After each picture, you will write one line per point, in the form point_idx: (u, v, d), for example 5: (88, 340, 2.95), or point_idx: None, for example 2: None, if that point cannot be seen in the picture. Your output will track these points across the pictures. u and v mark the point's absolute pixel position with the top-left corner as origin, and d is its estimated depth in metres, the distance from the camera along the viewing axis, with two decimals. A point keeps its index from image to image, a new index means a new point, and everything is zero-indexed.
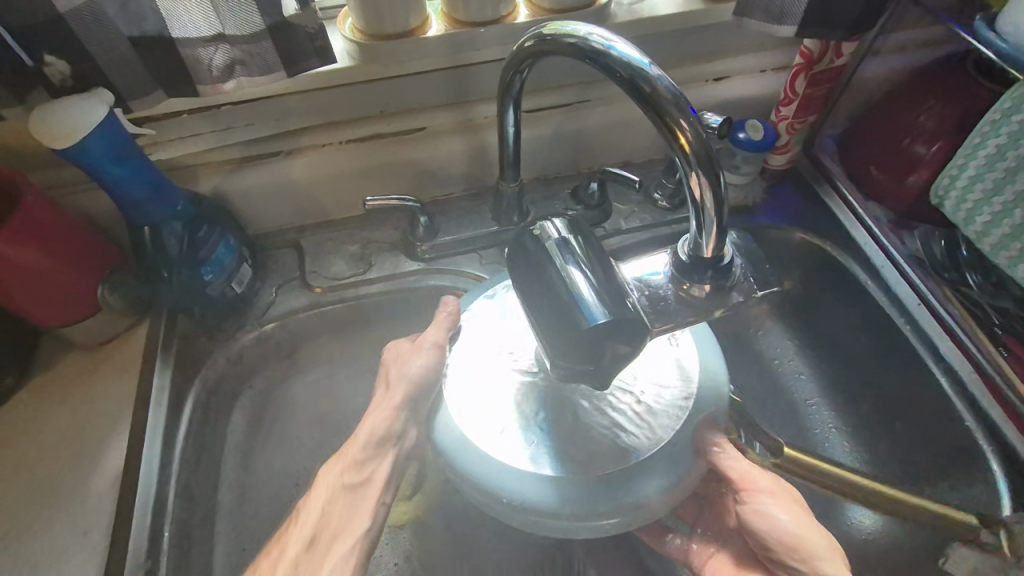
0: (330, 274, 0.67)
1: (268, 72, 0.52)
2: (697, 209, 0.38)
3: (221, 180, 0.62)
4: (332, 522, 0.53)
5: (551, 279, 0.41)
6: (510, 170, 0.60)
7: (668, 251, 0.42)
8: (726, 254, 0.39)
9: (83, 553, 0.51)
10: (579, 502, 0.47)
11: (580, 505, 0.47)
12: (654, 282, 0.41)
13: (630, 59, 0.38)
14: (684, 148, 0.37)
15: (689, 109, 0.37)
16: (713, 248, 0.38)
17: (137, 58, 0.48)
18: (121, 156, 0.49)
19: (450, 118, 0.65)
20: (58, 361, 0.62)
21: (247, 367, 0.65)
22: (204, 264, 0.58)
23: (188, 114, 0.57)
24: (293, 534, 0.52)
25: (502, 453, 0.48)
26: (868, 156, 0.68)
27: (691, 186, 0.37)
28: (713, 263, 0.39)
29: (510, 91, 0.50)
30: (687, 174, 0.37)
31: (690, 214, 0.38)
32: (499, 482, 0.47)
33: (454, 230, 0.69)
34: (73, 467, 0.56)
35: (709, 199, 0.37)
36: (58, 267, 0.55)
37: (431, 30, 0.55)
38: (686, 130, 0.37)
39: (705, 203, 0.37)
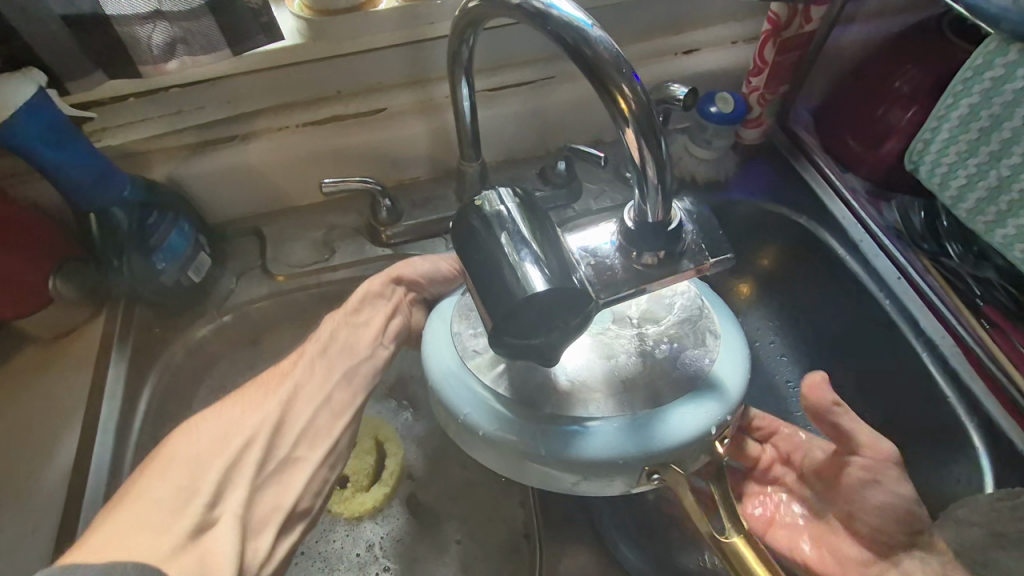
0: (292, 261, 0.66)
1: (212, 51, 0.51)
2: (640, 177, 0.36)
3: (175, 167, 0.60)
4: (333, 344, 0.53)
5: (500, 269, 0.37)
6: (470, 149, 0.58)
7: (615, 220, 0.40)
8: (672, 219, 0.37)
9: (32, 548, 0.50)
10: (548, 447, 0.41)
11: (549, 449, 0.41)
12: (600, 252, 0.39)
13: (571, 19, 0.34)
14: (625, 113, 0.34)
15: (631, 74, 0.34)
16: (659, 213, 0.36)
17: (71, 37, 0.47)
18: (58, 138, 0.47)
19: (410, 98, 0.63)
20: (13, 356, 0.60)
21: (208, 358, 0.64)
22: (156, 252, 0.56)
23: (135, 97, 0.56)
24: (296, 363, 0.52)
25: (473, 410, 0.43)
26: (845, 126, 0.66)
27: (633, 156, 0.35)
28: (659, 228, 0.37)
29: (459, 63, 0.48)
30: (628, 146, 0.34)
31: (633, 181, 0.36)
32: (470, 408, 0.43)
33: (418, 214, 0.67)
34: (24, 462, 0.54)
35: (652, 169, 0.35)
36: (6, 257, 0.54)
37: (382, 4, 0.54)
38: (626, 94, 0.33)
39: (647, 169, 0.35)
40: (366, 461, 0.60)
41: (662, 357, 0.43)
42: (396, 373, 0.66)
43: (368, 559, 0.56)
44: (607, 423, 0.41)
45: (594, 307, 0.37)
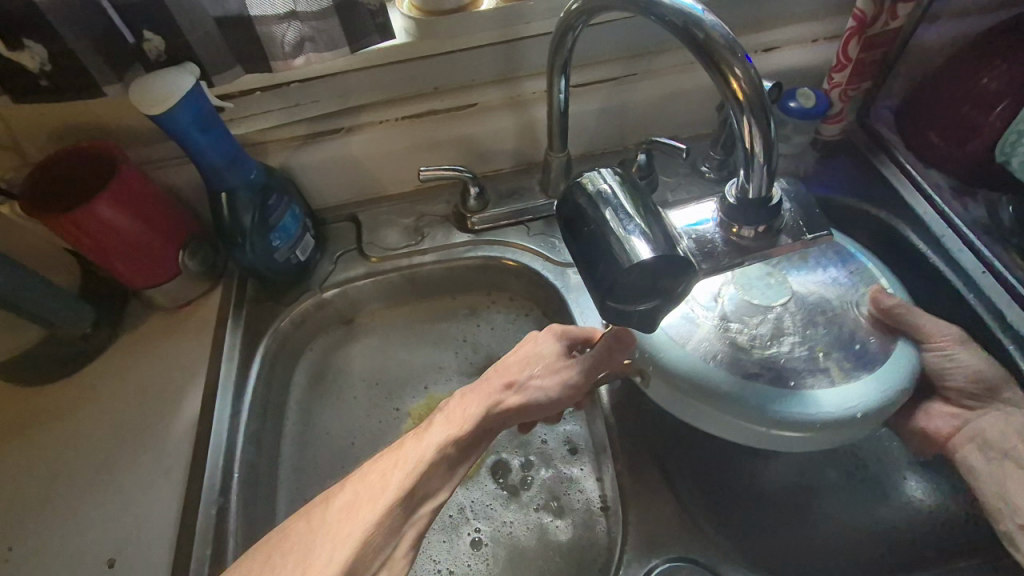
0: (385, 244, 0.71)
1: (334, 49, 0.57)
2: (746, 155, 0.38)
3: (289, 155, 0.67)
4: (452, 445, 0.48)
5: (606, 238, 0.40)
6: (558, 139, 0.62)
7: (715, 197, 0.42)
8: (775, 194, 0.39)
9: (165, 489, 0.56)
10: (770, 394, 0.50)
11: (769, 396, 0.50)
12: (702, 227, 0.41)
13: (684, 8, 0.37)
14: (738, 96, 0.36)
15: (743, 56, 0.36)
16: (762, 187, 0.38)
17: (221, 35, 0.53)
18: (204, 124, 0.54)
19: (499, 94, 0.67)
20: (144, 322, 0.67)
21: (309, 330, 0.70)
22: (273, 231, 0.63)
23: (259, 91, 0.61)
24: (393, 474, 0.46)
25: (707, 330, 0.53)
26: (932, 123, 0.66)
27: (742, 134, 0.37)
28: (761, 202, 0.38)
29: (561, 58, 0.52)
30: (741, 125, 0.36)
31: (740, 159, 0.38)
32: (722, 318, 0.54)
33: (503, 203, 0.71)
34: (156, 414, 0.61)
35: (760, 144, 0.36)
36: (146, 232, 0.61)
37: (484, 5, 0.59)
38: (739, 76, 0.35)
39: (755, 152, 0.37)
40: None
41: (789, 357, 0.51)
42: (482, 354, 0.72)
43: (459, 520, 0.61)
44: (820, 389, 0.50)
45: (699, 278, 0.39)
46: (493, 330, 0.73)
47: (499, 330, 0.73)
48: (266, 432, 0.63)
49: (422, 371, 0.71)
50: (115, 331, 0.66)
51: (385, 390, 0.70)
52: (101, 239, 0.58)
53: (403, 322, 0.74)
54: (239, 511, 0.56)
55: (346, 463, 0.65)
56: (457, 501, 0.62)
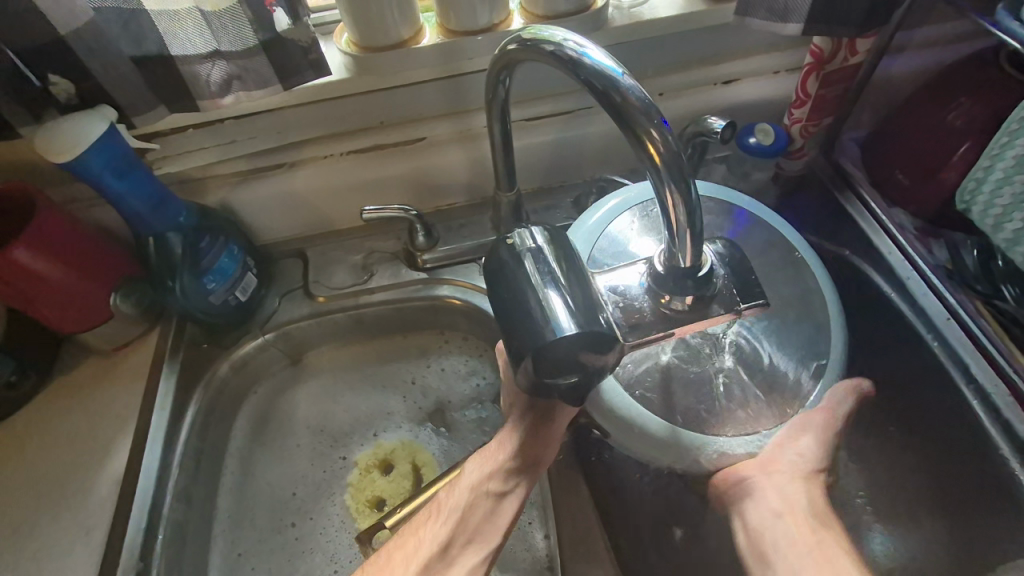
0: (332, 283, 0.68)
1: (264, 86, 0.53)
2: (671, 223, 0.38)
3: (228, 192, 0.64)
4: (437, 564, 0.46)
5: (526, 299, 0.39)
6: (506, 179, 0.59)
7: (644, 262, 0.43)
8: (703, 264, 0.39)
9: (84, 551, 0.53)
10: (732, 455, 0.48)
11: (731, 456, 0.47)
12: (630, 294, 0.42)
13: (602, 68, 0.35)
14: (656, 160, 0.35)
15: (661, 121, 0.35)
16: (688, 257, 0.38)
17: (140, 76, 0.50)
18: (121, 169, 0.51)
19: (449, 128, 0.65)
20: (74, 366, 0.64)
21: (251, 373, 0.67)
22: (206, 273, 0.60)
23: (193, 129, 0.59)
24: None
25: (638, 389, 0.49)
26: (894, 160, 0.64)
27: (664, 201, 0.37)
28: (689, 273, 0.39)
29: (498, 101, 0.49)
30: (661, 191, 0.36)
31: (664, 227, 0.38)
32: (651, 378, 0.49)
33: (456, 240, 0.69)
34: (80, 468, 0.58)
35: (682, 210, 0.36)
36: (72, 276, 0.58)
37: (424, 41, 0.55)
38: (657, 141, 0.35)
39: (678, 216, 0.37)
40: (402, 485, 0.64)
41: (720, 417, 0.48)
42: (433, 399, 0.69)
43: None
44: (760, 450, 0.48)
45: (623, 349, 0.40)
46: (444, 372, 0.70)
47: (452, 371, 0.70)
48: (198, 485, 0.60)
49: (371, 416, 0.68)
50: (42, 376, 0.63)
51: (331, 436, 0.67)
52: (20, 285, 0.55)
53: (353, 362, 0.71)
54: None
55: (285, 516, 0.63)
56: None
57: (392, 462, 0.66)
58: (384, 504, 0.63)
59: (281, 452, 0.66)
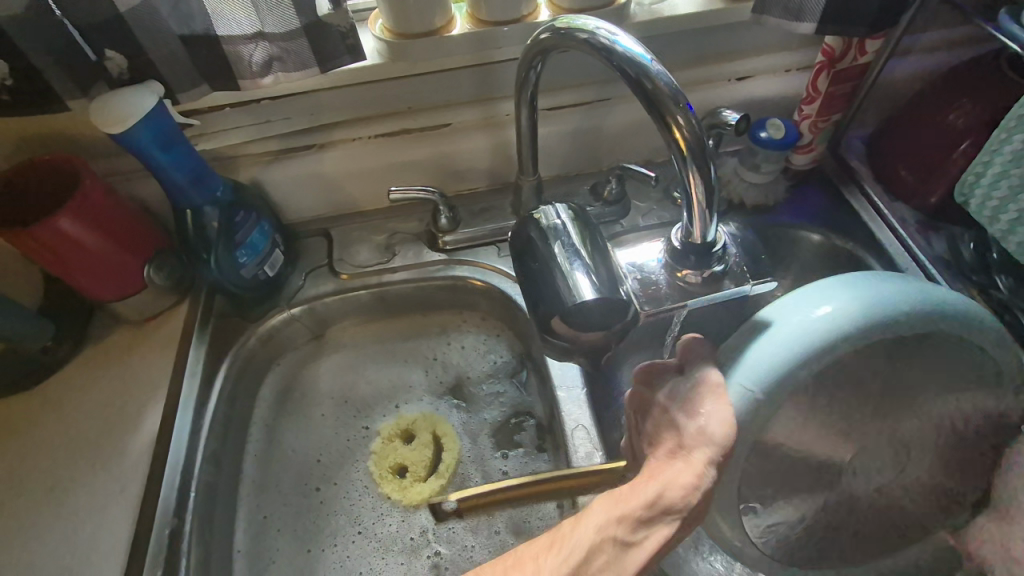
0: (356, 261, 0.71)
1: (303, 69, 0.56)
2: (689, 201, 0.41)
3: (260, 171, 0.66)
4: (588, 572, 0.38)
5: (553, 274, 0.42)
6: (530, 163, 0.62)
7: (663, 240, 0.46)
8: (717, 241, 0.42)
9: (120, 506, 0.56)
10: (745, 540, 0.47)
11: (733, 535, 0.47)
12: (648, 270, 0.45)
13: (634, 56, 0.38)
14: (681, 143, 0.38)
15: (686, 105, 0.38)
16: (702, 234, 0.41)
17: (186, 54, 0.53)
18: (167, 143, 0.53)
19: (474, 115, 0.67)
20: (107, 336, 0.67)
21: (276, 346, 0.70)
22: (239, 247, 0.63)
23: (229, 108, 0.61)
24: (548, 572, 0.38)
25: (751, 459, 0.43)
26: (898, 157, 0.67)
27: (686, 182, 0.39)
28: (702, 248, 0.42)
29: (527, 86, 0.52)
30: (684, 172, 0.39)
31: (683, 206, 0.41)
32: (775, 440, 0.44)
33: (475, 223, 0.72)
34: (114, 430, 0.61)
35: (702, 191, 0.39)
36: (110, 247, 0.60)
37: (455, 30, 0.58)
38: (681, 125, 0.38)
39: (698, 197, 0.40)
40: (424, 454, 0.66)
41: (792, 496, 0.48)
42: (452, 375, 0.72)
43: (420, 543, 0.61)
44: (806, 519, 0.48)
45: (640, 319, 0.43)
46: (462, 350, 0.73)
47: (470, 349, 0.73)
48: (226, 450, 0.63)
49: (391, 391, 0.71)
50: (76, 344, 0.65)
51: (353, 409, 0.70)
52: (64, 255, 0.57)
53: (374, 338, 0.74)
54: (193, 531, 0.56)
55: (310, 481, 0.65)
56: (424, 525, 0.62)
57: (413, 432, 0.68)
58: (406, 473, 0.66)
59: (302, 423, 0.69)
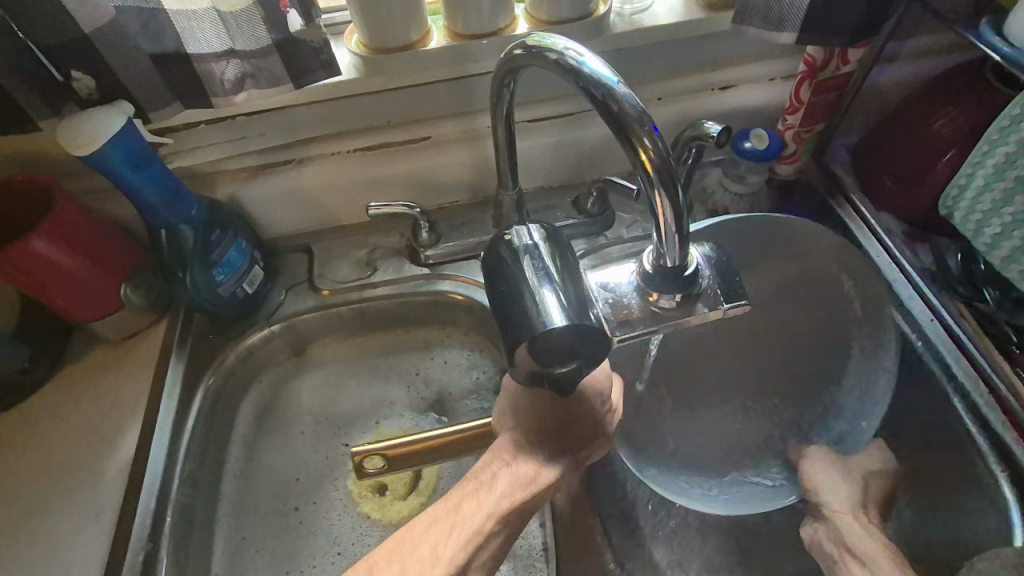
0: (336, 277, 0.70)
1: (276, 85, 0.55)
2: (658, 222, 0.39)
3: (237, 187, 0.66)
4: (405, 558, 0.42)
5: (521, 294, 0.41)
6: (508, 178, 0.61)
7: (636, 262, 0.44)
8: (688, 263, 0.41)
9: (95, 532, 0.55)
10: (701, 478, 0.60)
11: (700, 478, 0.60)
12: (620, 293, 0.43)
13: (600, 77, 0.37)
14: (646, 164, 0.37)
15: (652, 127, 0.37)
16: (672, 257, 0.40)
17: (156, 72, 0.52)
18: (138, 162, 0.52)
19: (453, 128, 0.67)
20: (85, 356, 0.66)
21: (257, 363, 0.70)
22: (216, 266, 0.62)
23: (204, 125, 0.60)
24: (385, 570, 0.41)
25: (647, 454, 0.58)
26: (882, 166, 0.66)
27: (654, 205, 0.39)
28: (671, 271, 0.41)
29: (501, 101, 0.51)
30: (649, 193, 0.38)
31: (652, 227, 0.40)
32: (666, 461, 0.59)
33: (458, 237, 0.71)
34: (90, 453, 0.60)
35: (669, 214, 0.38)
36: (84, 267, 0.59)
37: (431, 44, 0.57)
38: (648, 147, 0.37)
39: (666, 218, 0.39)
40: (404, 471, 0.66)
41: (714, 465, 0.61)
42: (436, 390, 0.71)
43: None
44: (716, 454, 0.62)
45: (611, 346, 0.41)
46: (446, 365, 0.72)
47: (453, 365, 0.72)
48: (204, 471, 0.62)
49: (374, 407, 0.70)
50: (53, 364, 0.65)
51: (334, 426, 0.69)
52: (34, 275, 0.57)
53: (356, 355, 0.73)
54: (169, 556, 0.55)
55: (290, 501, 0.64)
56: None
57: None
58: (386, 489, 0.65)
59: (283, 442, 0.68)
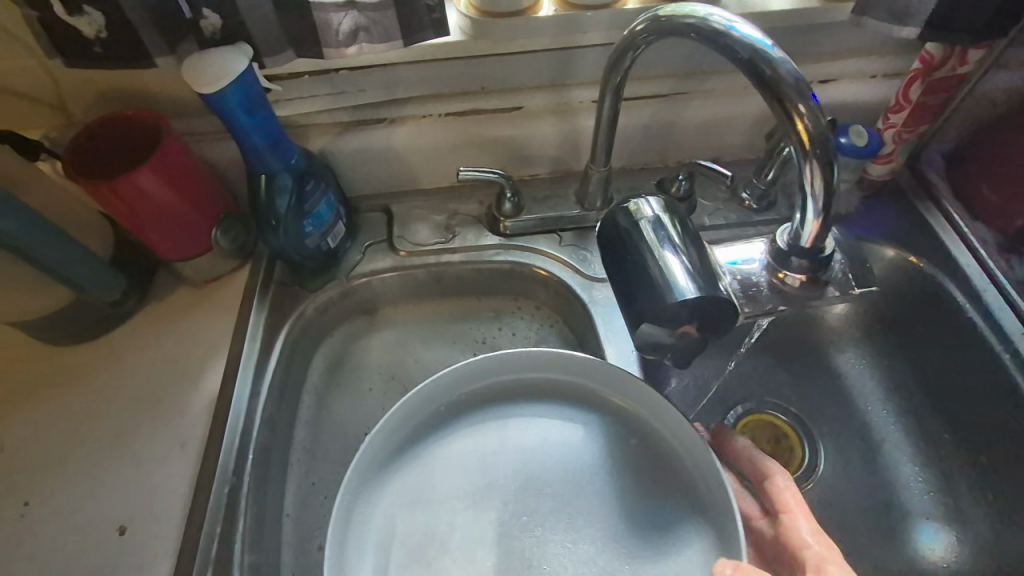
0: (416, 239, 0.71)
1: (388, 41, 0.55)
2: (810, 196, 0.41)
3: (329, 141, 0.66)
4: None
5: (647, 266, 0.44)
6: (602, 155, 0.62)
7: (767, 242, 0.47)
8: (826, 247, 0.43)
9: (180, 461, 0.57)
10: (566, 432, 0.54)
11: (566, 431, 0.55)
12: (749, 271, 0.46)
13: (751, 40, 0.40)
14: (801, 134, 0.39)
15: (810, 94, 0.39)
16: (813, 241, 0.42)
17: (277, 17, 0.52)
18: (252, 107, 0.53)
19: (547, 100, 0.67)
20: (172, 294, 0.68)
21: (333, 318, 0.71)
22: (306, 217, 0.63)
23: (309, 76, 0.61)
24: None
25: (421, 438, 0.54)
26: (985, 175, 0.65)
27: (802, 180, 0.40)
28: (812, 253, 0.43)
29: (616, 74, 0.51)
30: (802, 164, 0.40)
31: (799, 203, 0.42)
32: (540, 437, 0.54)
33: (538, 210, 0.71)
34: (174, 387, 0.62)
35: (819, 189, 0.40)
36: (182, 205, 0.60)
37: (543, 10, 0.57)
38: (805, 115, 0.39)
39: (815, 189, 0.40)
40: None
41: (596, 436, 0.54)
42: None
43: None
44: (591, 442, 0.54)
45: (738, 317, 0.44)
46: (515, 337, 0.73)
47: (522, 338, 0.73)
48: (281, 415, 0.64)
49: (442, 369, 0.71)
50: (141, 299, 0.67)
51: (405, 384, 0.70)
52: (138, 210, 0.58)
53: (425, 319, 0.74)
54: (249, 492, 0.57)
55: None
56: None
57: None
58: None
59: (354, 396, 0.69)
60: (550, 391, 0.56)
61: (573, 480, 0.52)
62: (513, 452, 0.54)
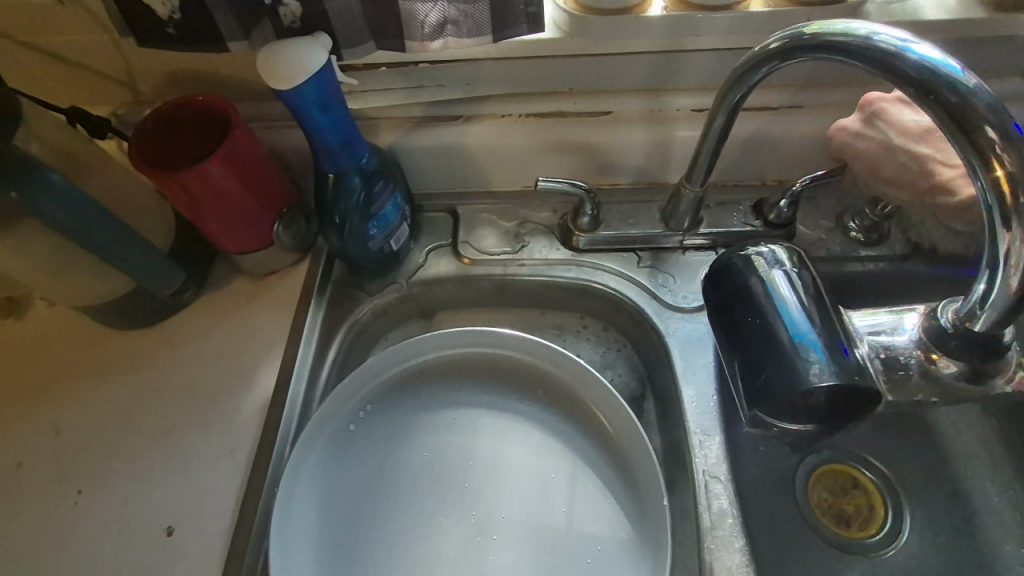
0: (481, 246, 0.66)
1: (477, 35, 0.50)
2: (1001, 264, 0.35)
3: (399, 137, 0.61)
4: None
5: (776, 347, 0.42)
6: (700, 175, 0.56)
7: (922, 314, 0.42)
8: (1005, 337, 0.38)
9: (229, 466, 0.55)
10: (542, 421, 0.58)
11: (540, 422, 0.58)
12: (895, 346, 0.42)
13: (934, 64, 0.33)
14: (999, 183, 0.32)
15: (1012, 126, 0.32)
16: (986, 326, 0.37)
17: (360, 5, 0.48)
18: (328, 105, 0.49)
19: (641, 106, 0.60)
20: (228, 285, 0.66)
21: (389, 322, 0.68)
22: (373, 219, 0.59)
23: (385, 67, 0.57)
24: None
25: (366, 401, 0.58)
26: None
27: (997, 244, 0.34)
28: (981, 342, 0.39)
29: (735, 92, 0.45)
30: (996, 222, 0.33)
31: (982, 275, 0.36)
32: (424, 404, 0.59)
33: (617, 225, 0.65)
34: (226, 385, 0.60)
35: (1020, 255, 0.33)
36: (247, 199, 0.57)
37: (653, 9, 0.51)
38: (1004, 159, 0.32)
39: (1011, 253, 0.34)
40: None
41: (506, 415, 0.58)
42: None
43: None
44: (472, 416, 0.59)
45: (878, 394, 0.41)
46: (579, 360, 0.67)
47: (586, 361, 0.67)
48: None
49: None
50: (197, 288, 0.65)
51: None
52: (203, 203, 0.55)
53: None
54: None
55: None
56: None
57: None
58: None
59: None
60: (526, 376, 0.60)
61: (497, 456, 0.57)
62: (417, 420, 0.58)
